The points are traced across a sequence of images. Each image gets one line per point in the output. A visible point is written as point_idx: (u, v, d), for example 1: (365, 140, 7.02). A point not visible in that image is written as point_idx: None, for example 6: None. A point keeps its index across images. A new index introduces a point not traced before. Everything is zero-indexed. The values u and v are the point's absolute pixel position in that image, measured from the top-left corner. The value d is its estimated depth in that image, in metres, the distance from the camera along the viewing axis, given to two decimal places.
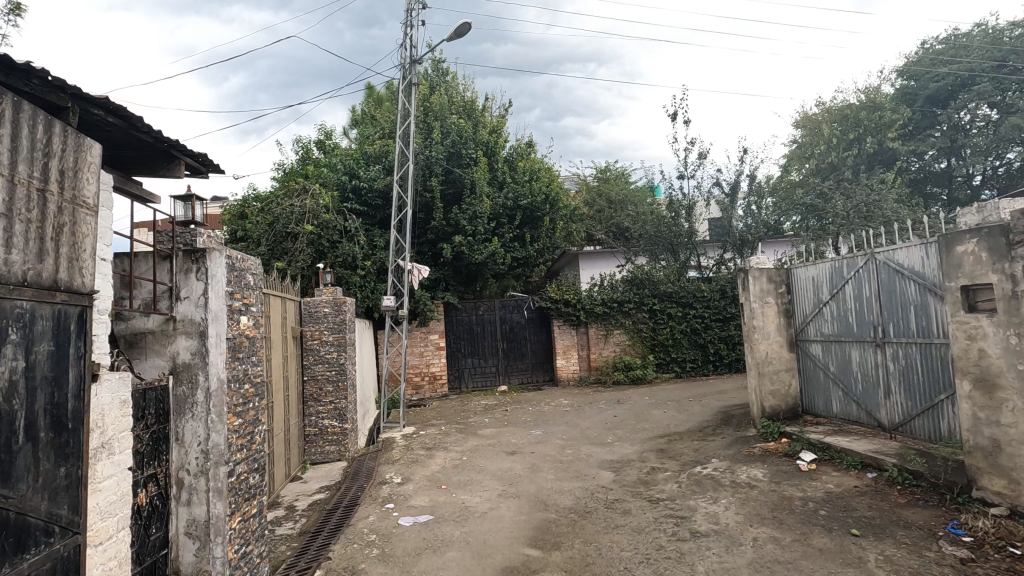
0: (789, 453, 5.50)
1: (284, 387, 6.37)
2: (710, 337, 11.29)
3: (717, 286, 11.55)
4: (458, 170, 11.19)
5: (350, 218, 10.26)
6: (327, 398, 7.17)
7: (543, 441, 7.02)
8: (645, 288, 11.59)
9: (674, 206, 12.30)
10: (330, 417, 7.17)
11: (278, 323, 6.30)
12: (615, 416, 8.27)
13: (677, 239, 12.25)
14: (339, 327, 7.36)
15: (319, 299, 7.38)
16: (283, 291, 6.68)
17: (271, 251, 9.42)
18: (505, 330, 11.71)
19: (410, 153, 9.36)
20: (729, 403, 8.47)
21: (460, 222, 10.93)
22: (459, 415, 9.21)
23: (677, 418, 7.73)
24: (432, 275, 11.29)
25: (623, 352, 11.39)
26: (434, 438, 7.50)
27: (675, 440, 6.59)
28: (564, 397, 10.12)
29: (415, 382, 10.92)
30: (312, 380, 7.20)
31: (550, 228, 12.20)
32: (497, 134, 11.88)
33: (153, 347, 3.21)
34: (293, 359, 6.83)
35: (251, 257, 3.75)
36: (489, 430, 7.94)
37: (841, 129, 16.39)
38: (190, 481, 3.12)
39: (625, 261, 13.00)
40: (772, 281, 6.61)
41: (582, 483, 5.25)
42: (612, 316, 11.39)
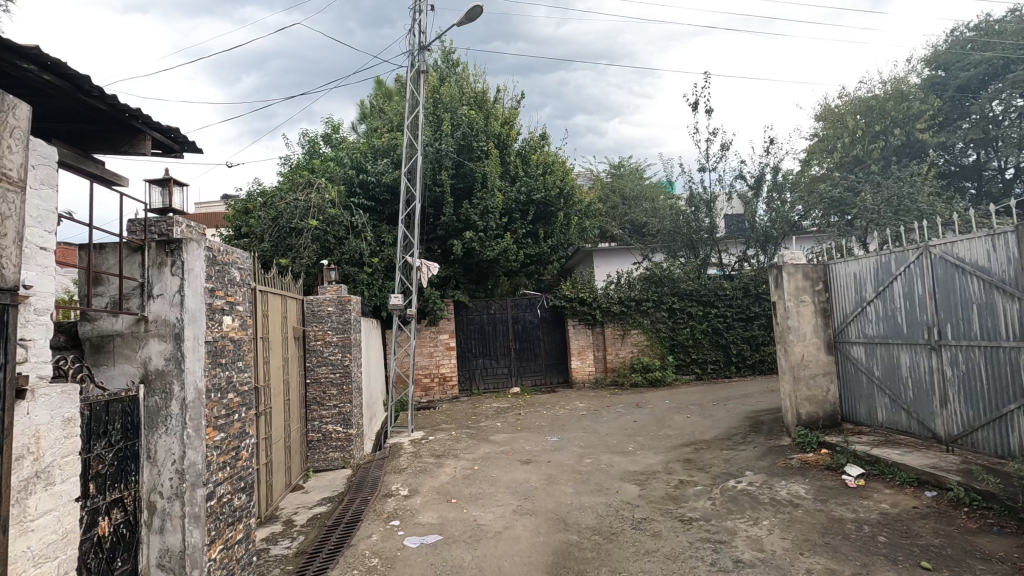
0: (832, 466, 5.02)
1: (285, 390, 5.99)
2: (732, 337, 10.77)
3: (739, 284, 11.02)
4: (469, 163, 10.78)
5: (358, 213, 9.91)
6: (331, 402, 6.78)
7: (559, 449, 6.58)
8: (664, 286, 11.10)
9: (694, 201, 11.79)
10: (334, 421, 6.78)
11: (278, 322, 5.92)
12: (635, 421, 7.81)
13: (697, 235, 11.73)
14: (344, 327, 6.97)
15: (322, 297, 6.98)
16: (284, 289, 6.29)
17: (275, 248, 9.04)
18: (517, 329, 11.27)
19: (419, 145, 8.95)
20: (756, 408, 7.97)
21: (471, 218, 10.51)
22: (470, 419, 8.80)
23: (702, 424, 7.25)
24: (442, 272, 10.89)
25: (641, 353, 10.91)
26: (443, 445, 7.09)
27: (702, 449, 6.12)
28: (580, 400, 9.67)
29: (425, 384, 10.52)
30: (315, 383, 6.82)
31: (564, 223, 11.75)
32: (509, 126, 11.44)
33: (122, 352, 2.78)
34: (294, 361, 6.44)
35: (238, 249, 3.35)
36: (501, 435, 7.52)
37: (867, 121, 15.73)
38: (164, 505, 2.73)
39: (642, 258, 12.51)
40: (808, 278, 6.11)
41: (605, 498, 4.81)
42: (630, 316, 10.92)
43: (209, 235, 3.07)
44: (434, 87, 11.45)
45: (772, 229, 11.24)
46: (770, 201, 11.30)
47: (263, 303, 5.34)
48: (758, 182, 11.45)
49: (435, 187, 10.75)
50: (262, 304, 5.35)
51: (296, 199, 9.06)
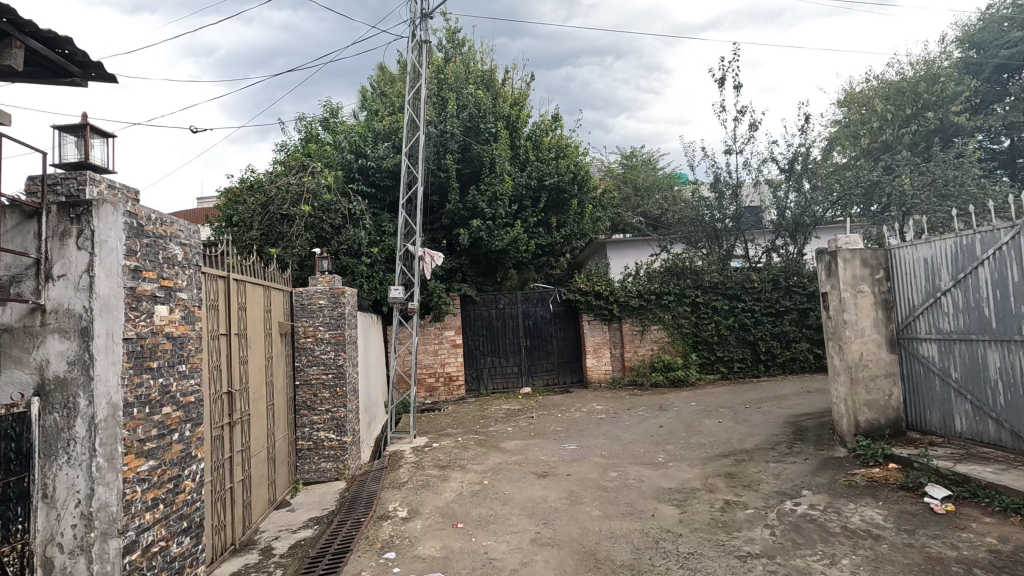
0: (909, 486, 4.23)
1: (268, 395, 5.26)
2: (760, 333, 9.95)
3: (768, 276, 10.18)
4: (476, 146, 10.02)
5: (356, 200, 9.29)
6: (322, 406, 6.08)
7: (579, 460, 5.83)
8: (685, 278, 10.31)
9: (717, 187, 10.98)
10: (327, 428, 6.07)
11: (260, 316, 5.18)
12: (661, 427, 7.03)
13: (721, 224, 10.92)
14: (337, 322, 6.22)
15: (313, 288, 6.23)
16: (268, 279, 5.56)
17: (265, 236, 8.22)
18: (528, 325, 10.51)
19: (421, 123, 8.22)
20: (795, 412, 7.18)
21: (477, 205, 9.75)
22: (478, 422, 8.05)
23: (738, 431, 6.47)
24: (447, 264, 10.16)
25: (661, 351, 10.13)
26: (448, 454, 6.36)
27: (745, 461, 5.35)
28: (597, 402, 8.91)
29: (429, 384, 9.80)
30: (305, 385, 6.10)
31: (577, 212, 10.99)
32: (519, 107, 10.66)
33: (11, 353, 2.06)
34: (281, 361, 5.73)
35: (181, 220, 2.60)
36: (513, 442, 6.78)
37: (897, 104, 14.79)
38: (64, 562, 2.00)
39: (660, 250, 11.73)
40: (868, 265, 5.32)
41: (640, 523, 4.06)
42: (649, 311, 10.13)
43: (136, 199, 2.32)
44: (439, 66, 10.69)
45: (804, 216, 10.39)
46: (800, 186, 10.47)
47: (238, 294, 4.62)
48: (790, 167, 10.61)
49: (440, 172, 10.00)
50: (237, 294, 4.62)
51: (287, 184, 8.31)
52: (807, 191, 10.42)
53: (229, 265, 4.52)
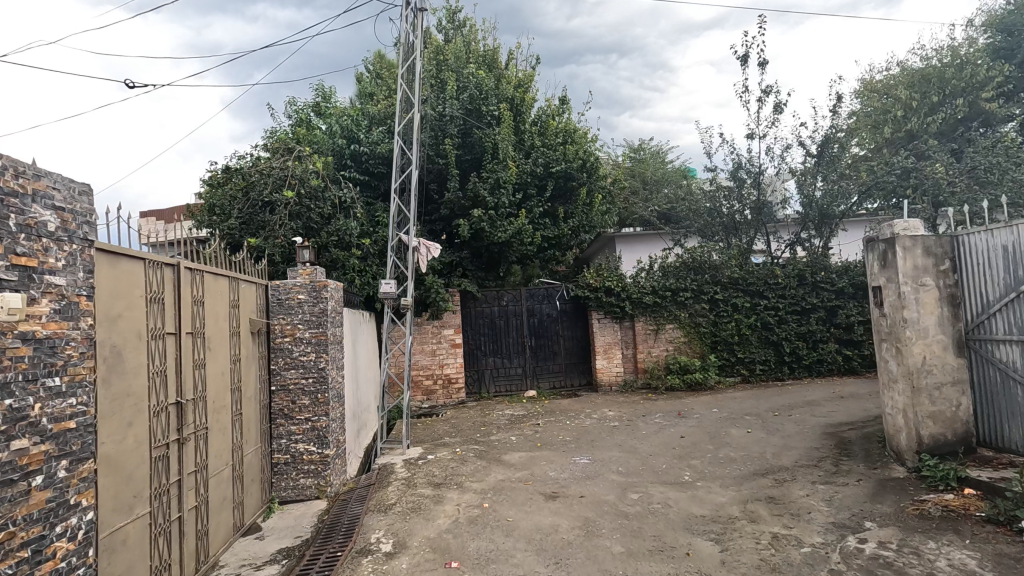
0: (999, 519, 3.48)
1: (235, 404, 4.55)
2: (785, 333, 9.18)
3: (793, 271, 9.39)
4: (477, 130, 9.30)
5: (346, 187, 8.59)
6: (301, 415, 5.37)
7: (592, 478, 5.09)
8: (703, 273, 9.54)
9: (737, 176, 10.23)
10: (307, 439, 5.36)
11: (225, 312, 4.47)
12: (683, 438, 6.29)
13: (739, 216, 10.19)
14: (318, 320, 5.49)
15: (292, 282, 5.51)
16: (237, 269, 4.84)
17: (244, 225, 7.50)
18: (532, 324, 9.78)
19: (416, 100, 7.51)
20: (833, 422, 6.42)
21: (479, 194, 9.02)
22: (478, 430, 7.32)
23: (773, 444, 5.71)
24: (447, 258, 9.45)
25: (677, 352, 9.39)
26: (444, 469, 5.63)
27: (788, 483, 4.60)
28: (609, 408, 8.17)
29: (426, 387, 9.09)
30: (282, 391, 5.39)
31: (586, 202, 10.25)
32: (523, 89, 9.92)
33: None
34: (253, 364, 5.03)
35: (54, 175, 1.99)
36: (516, 455, 6.05)
37: (921, 92, 14.00)
38: None
39: (674, 244, 10.99)
40: (931, 254, 4.57)
41: (673, 564, 3.33)
42: (664, 308, 9.39)
43: None
44: (438, 46, 9.97)
45: (831, 206, 9.63)
46: (826, 175, 9.69)
47: (193, 285, 3.90)
48: (819, 153, 9.91)
49: (439, 159, 9.30)
50: (192, 286, 3.90)
51: (269, 167, 7.56)
52: (834, 180, 9.68)
53: (181, 252, 3.82)
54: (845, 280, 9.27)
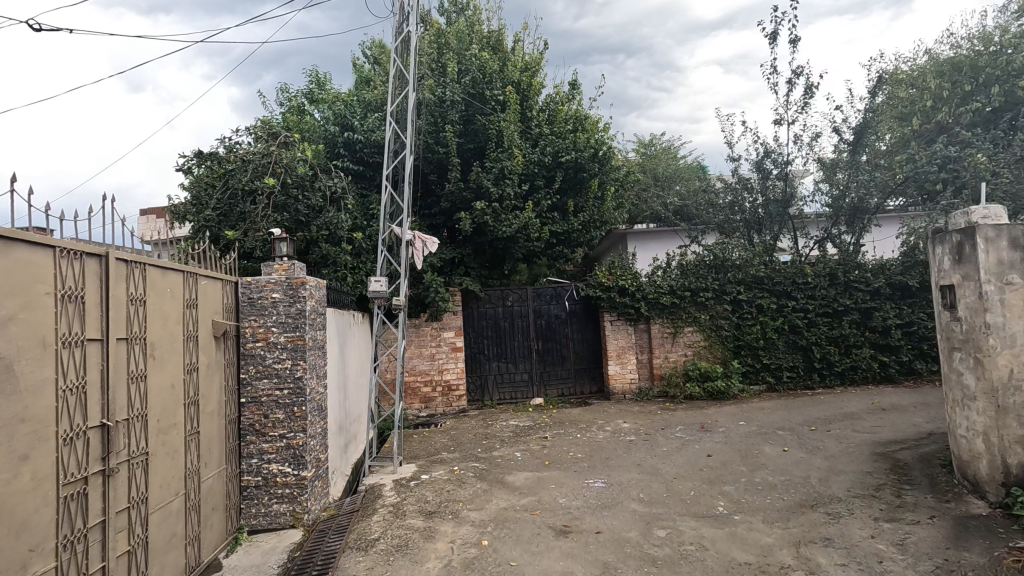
0: None
1: (190, 423, 3.86)
2: (815, 337, 8.41)
3: (824, 269, 8.61)
4: (481, 117, 8.61)
5: (338, 177, 7.92)
6: (274, 431, 4.69)
7: (610, 508, 4.36)
8: (726, 271, 8.77)
9: (760, 167, 9.49)
10: (281, 459, 4.67)
11: (178, 314, 3.78)
12: (711, 456, 5.56)
13: (765, 211, 9.45)
14: (295, 322, 4.80)
15: (265, 278, 4.82)
16: (196, 263, 4.15)
17: (223, 216, 6.85)
18: (539, 326, 9.06)
19: (410, 78, 6.83)
20: (881, 439, 5.66)
21: (482, 184, 8.32)
22: (479, 444, 6.61)
23: (817, 466, 4.96)
24: (448, 254, 8.77)
25: (697, 357, 8.64)
26: (438, 494, 4.93)
27: (844, 519, 3.86)
28: (623, 419, 7.45)
29: (424, 394, 8.39)
30: (254, 404, 4.70)
31: (598, 195, 9.53)
32: (531, 73, 9.20)
33: None
34: (216, 373, 4.33)
35: None
36: (522, 476, 5.35)
37: (953, 80, 12.92)
38: None
39: (690, 241, 10.25)
40: (1020, 247, 3.80)
41: None
42: (683, 309, 8.66)
43: None
44: (439, 28, 9.31)
45: (864, 200, 8.85)
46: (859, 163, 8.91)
47: (128, 281, 3.21)
48: (855, 139, 9.19)
49: (438, 147, 8.63)
50: (126, 281, 3.21)
51: (249, 153, 6.87)
52: (867, 171, 8.91)
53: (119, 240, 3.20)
54: (881, 280, 8.47)
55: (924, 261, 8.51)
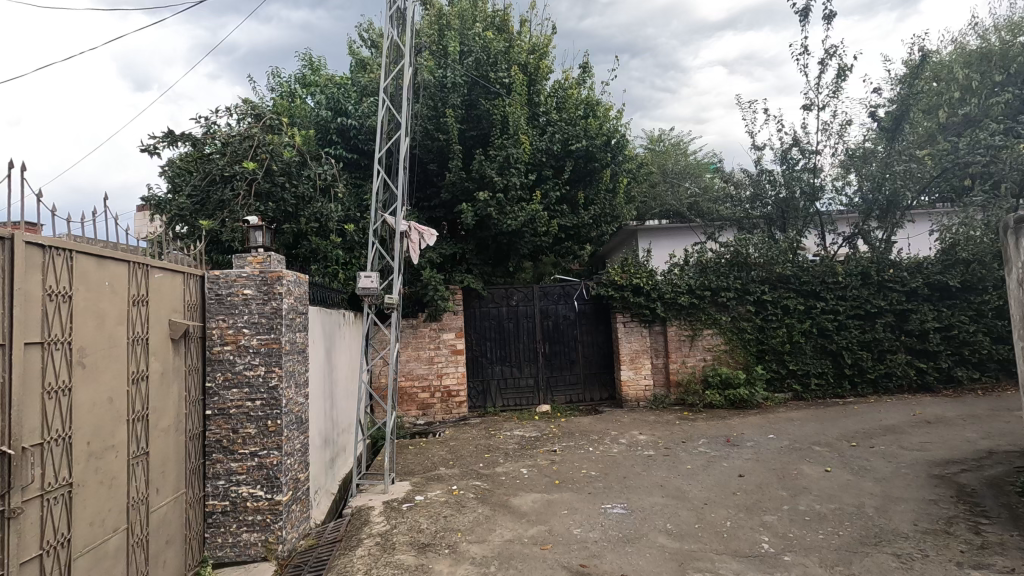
0: None
1: (136, 443, 3.22)
2: (846, 341, 7.75)
3: (856, 268, 7.93)
4: (485, 101, 7.97)
5: (329, 164, 7.30)
6: (244, 448, 4.05)
7: (633, 542, 3.72)
8: (750, 269, 8.08)
9: (784, 158, 8.82)
10: (252, 481, 4.03)
11: (120, 313, 3.14)
12: (743, 477, 4.90)
13: (790, 207, 8.81)
14: (268, 323, 4.16)
15: (235, 272, 4.20)
16: (149, 254, 3.52)
17: (202, 206, 6.27)
18: (546, 327, 8.42)
19: (406, 53, 6.19)
20: (936, 459, 4.99)
21: (485, 174, 7.68)
22: (481, 459, 5.98)
23: (869, 493, 4.31)
24: (448, 249, 8.14)
25: (717, 362, 7.99)
26: (433, 520, 4.29)
27: (919, 563, 3.21)
28: (639, 430, 6.81)
29: (422, 400, 7.76)
30: (221, 417, 4.07)
31: (610, 187, 8.88)
32: (539, 55, 8.57)
33: None
34: (173, 383, 3.69)
35: None
36: (530, 498, 4.72)
37: (981, 71, 11.81)
38: None
39: (706, 238, 9.58)
40: None
41: None
42: (702, 310, 8.00)
43: None
44: (440, 7, 8.69)
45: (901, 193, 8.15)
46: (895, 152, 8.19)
47: (45, 273, 2.58)
48: (891, 128, 8.49)
49: (438, 134, 8.01)
50: (44, 273, 2.58)
51: (228, 135, 6.25)
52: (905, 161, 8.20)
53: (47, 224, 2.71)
54: (918, 280, 7.80)
55: (965, 260, 7.81)
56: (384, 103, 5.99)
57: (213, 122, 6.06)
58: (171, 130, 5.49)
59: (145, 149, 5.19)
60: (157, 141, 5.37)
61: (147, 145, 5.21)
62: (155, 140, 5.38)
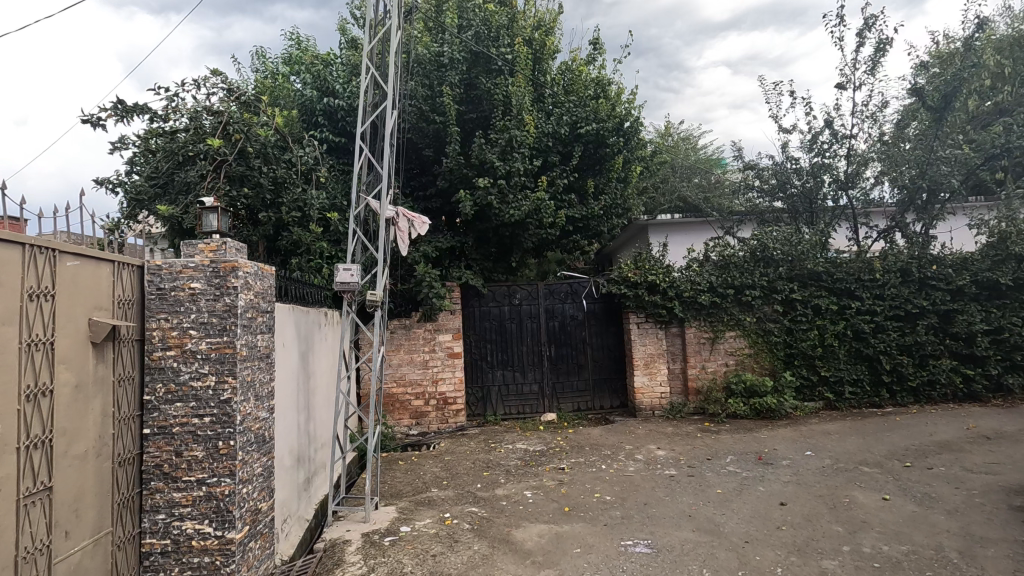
0: None
1: (32, 479, 2.51)
2: (884, 346, 7.00)
3: (894, 264, 7.16)
4: (486, 80, 7.24)
5: (312, 147, 6.58)
6: (190, 476, 3.34)
7: None
8: (777, 264, 7.31)
9: (813, 143, 8.07)
10: (199, 515, 3.32)
11: (9, 311, 2.43)
12: (785, 506, 4.16)
13: (819, 198, 8.07)
14: (221, 324, 3.45)
15: (181, 262, 3.47)
16: (60, 238, 2.81)
17: (167, 191, 5.59)
18: (552, 328, 7.70)
19: (396, 17, 5.45)
20: (1013, 486, 4.25)
21: (485, 159, 6.95)
22: (480, 478, 5.26)
23: (944, 531, 3.58)
24: (445, 242, 7.42)
25: (741, 367, 7.25)
26: (420, 562, 3.57)
27: None
28: (657, 444, 6.08)
29: (416, 408, 7.04)
30: (162, 438, 3.35)
31: (621, 175, 8.14)
32: (545, 31, 7.84)
33: None
34: (95, 398, 2.97)
35: None
36: (537, 530, 4.01)
37: None
38: None
39: (726, 231, 8.81)
40: None
41: None
42: (724, 310, 7.27)
43: None
44: None
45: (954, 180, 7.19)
46: (944, 134, 7.27)
47: None
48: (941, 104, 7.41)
49: (434, 116, 7.29)
50: None
51: (193, 109, 5.53)
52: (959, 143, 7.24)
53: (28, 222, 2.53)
54: (965, 278, 7.04)
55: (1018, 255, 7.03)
56: (366, 65, 5.13)
57: (175, 94, 5.33)
58: (122, 100, 4.76)
59: (87, 120, 4.44)
60: (104, 112, 4.63)
61: (91, 116, 4.48)
62: (103, 111, 4.65)
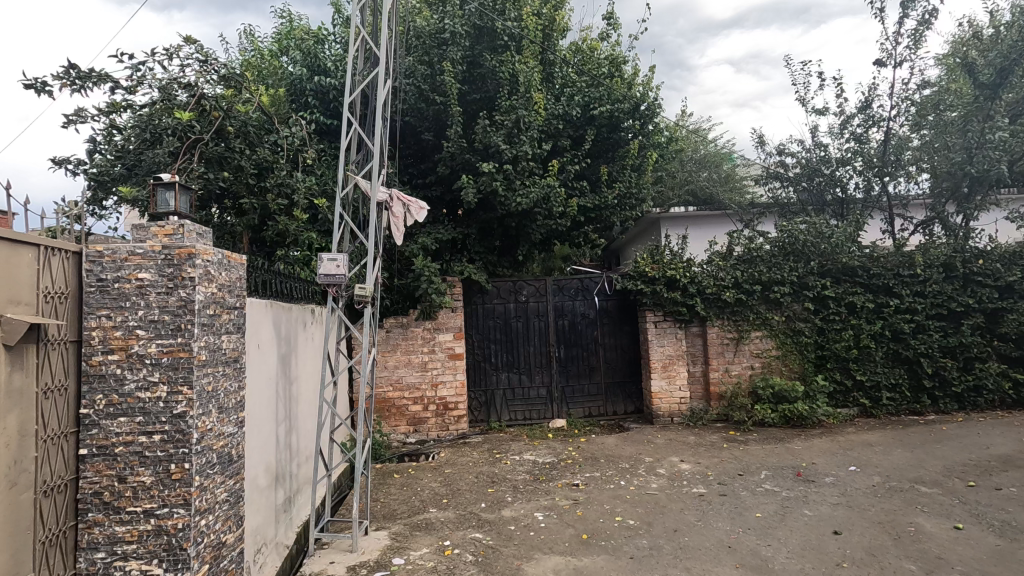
0: None
1: None
2: (925, 347, 6.41)
3: (937, 259, 6.55)
4: (490, 57, 6.63)
5: (299, 128, 5.98)
6: (136, 507, 2.76)
7: None
8: (807, 259, 6.71)
9: (844, 128, 7.46)
10: (146, 554, 2.75)
11: None
12: (841, 536, 3.57)
13: (850, 187, 7.47)
14: (175, 323, 2.86)
15: (127, 248, 2.88)
16: None
17: (134, 173, 5.01)
18: (561, 328, 7.11)
19: None
20: None
21: (490, 142, 6.35)
22: (485, 496, 4.68)
23: None
24: (445, 234, 6.82)
25: (767, 371, 6.65)
26: None
27: None
28: (679, 456, 5.49)
29: (413, 414, 6.46)
30: (101, 461, 2.76)
31: (636, 162, 7.53)
32: (554, 5, 7.22)
33: None
34: (14, 412, 2.36)
35: None
36: (553, 564, 3.43)
37: None
38: None
39: (747, 223, 8.20)
40: None
41: None
42: (750, 309, 6.67)
43: None
44: None
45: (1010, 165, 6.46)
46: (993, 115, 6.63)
47: None
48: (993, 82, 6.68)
49: (434, 95, 6.69)
50: None
51: (163, 81, 4.94)
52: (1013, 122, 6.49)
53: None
54: (1015, 273, 6.42)
55: None
56: (357, 26, 4.50)
57: (142, 62, 4.73)
58: (76, 66, 4.19)
59: (30, 85, 3.88)
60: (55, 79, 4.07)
61: (36, 81, 3.91)
62: (54, 78, 4.09)
